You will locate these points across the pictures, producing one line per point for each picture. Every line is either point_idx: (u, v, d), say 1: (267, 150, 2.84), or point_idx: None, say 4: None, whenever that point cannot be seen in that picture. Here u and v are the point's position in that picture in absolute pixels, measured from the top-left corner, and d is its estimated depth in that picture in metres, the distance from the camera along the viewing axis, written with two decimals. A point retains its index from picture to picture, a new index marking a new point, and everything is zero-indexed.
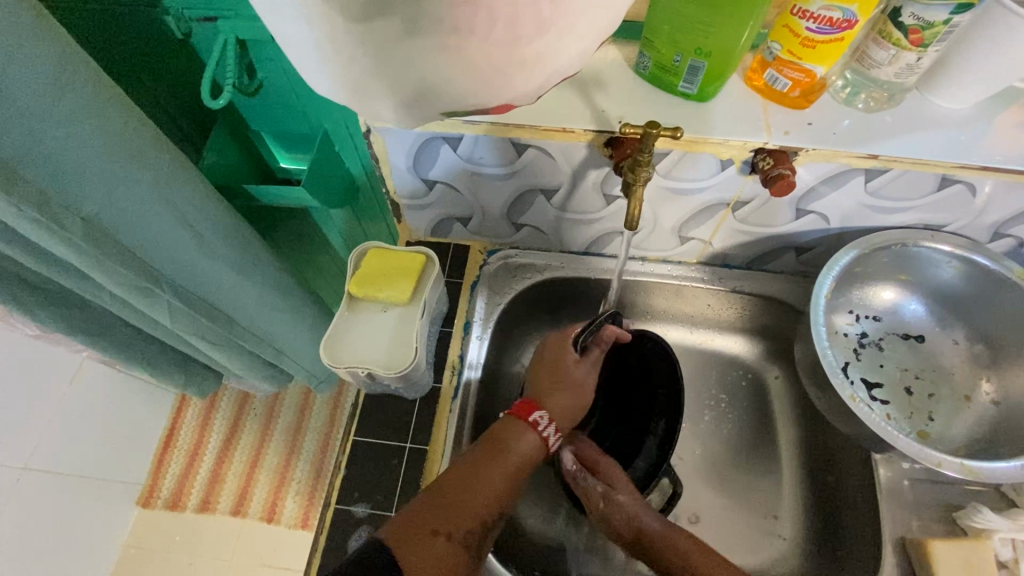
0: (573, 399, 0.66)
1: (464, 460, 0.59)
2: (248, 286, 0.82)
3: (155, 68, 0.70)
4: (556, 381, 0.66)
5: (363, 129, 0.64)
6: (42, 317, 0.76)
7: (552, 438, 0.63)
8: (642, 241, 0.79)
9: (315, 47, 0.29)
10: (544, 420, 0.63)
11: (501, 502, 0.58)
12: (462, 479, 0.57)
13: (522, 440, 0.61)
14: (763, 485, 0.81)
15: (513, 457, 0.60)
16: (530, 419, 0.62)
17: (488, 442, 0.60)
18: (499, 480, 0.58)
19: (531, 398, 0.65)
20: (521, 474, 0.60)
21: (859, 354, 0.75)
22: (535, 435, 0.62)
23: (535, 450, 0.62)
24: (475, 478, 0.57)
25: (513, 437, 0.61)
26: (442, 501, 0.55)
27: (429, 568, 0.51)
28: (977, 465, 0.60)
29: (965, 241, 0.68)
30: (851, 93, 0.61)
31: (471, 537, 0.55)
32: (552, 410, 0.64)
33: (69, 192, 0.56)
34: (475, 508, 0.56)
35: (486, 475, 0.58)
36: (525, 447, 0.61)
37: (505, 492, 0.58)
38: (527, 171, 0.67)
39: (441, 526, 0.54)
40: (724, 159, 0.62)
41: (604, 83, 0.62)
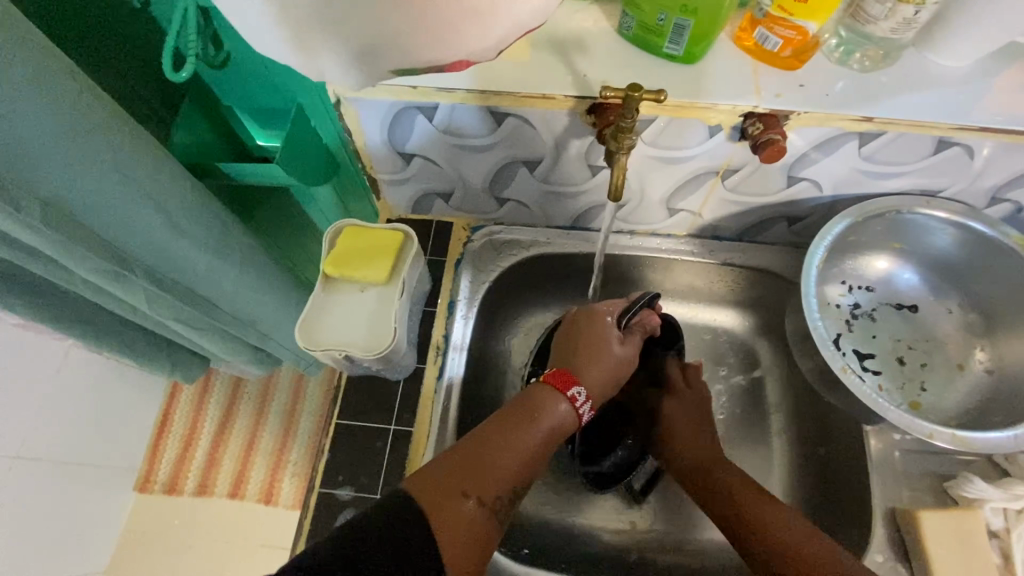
0: (608, 372, 0.62)
1: (493, 422, 0.55)
2: (227, 268, 0.80)
3: (116, 40, 0.67)
4: (590, 354, 0.62)
5: (333, 101, 0.61)
6: (15, 305, 0.73)
7: (586, 414, 0.59)
8: (630, 214, 0.76)
9: None
10: (582, 397, 0.59)
11: (530, 469, 0.54)
12: (492, 442, 0.53)
13: (555, 408, 0.57)
14: (754, 458, 0.80)
15: (547, 426, 0.56)
16: (566, 392, 0.59)
17: (520, 407, 0.56)
18: (531, 446, 0.54)
19: (569, 370, 0.61)
20: (553, 442, 0.57)
21: (852, 325, 0.73)
22: (569, 407, 0.58)
23: (569, 420, 0.58)
24: (506, 440, 0.53)
25: (546, 405, 0.57)
26: (471, 462, 0.51)
27: (455, 530, 0.47)
28: (969, 436, 0.59)
29: (961, 207, 0.66)
30: (845, 52, 0.58)
31: (499, 504, 0.51)
32: (587, 385, 0.61)
33: (23, 171, 0.53)
34: (507, 473, 0.52)
35: (518, 438, 0.54)
36: (557, 417, 0.57)
37: (535, 459, 0.55)
38: (508, 141, 0.65)
39: (470, 488, 0.50)
40: (712, 125, 0.59)
41: (585, 46, 0.59)
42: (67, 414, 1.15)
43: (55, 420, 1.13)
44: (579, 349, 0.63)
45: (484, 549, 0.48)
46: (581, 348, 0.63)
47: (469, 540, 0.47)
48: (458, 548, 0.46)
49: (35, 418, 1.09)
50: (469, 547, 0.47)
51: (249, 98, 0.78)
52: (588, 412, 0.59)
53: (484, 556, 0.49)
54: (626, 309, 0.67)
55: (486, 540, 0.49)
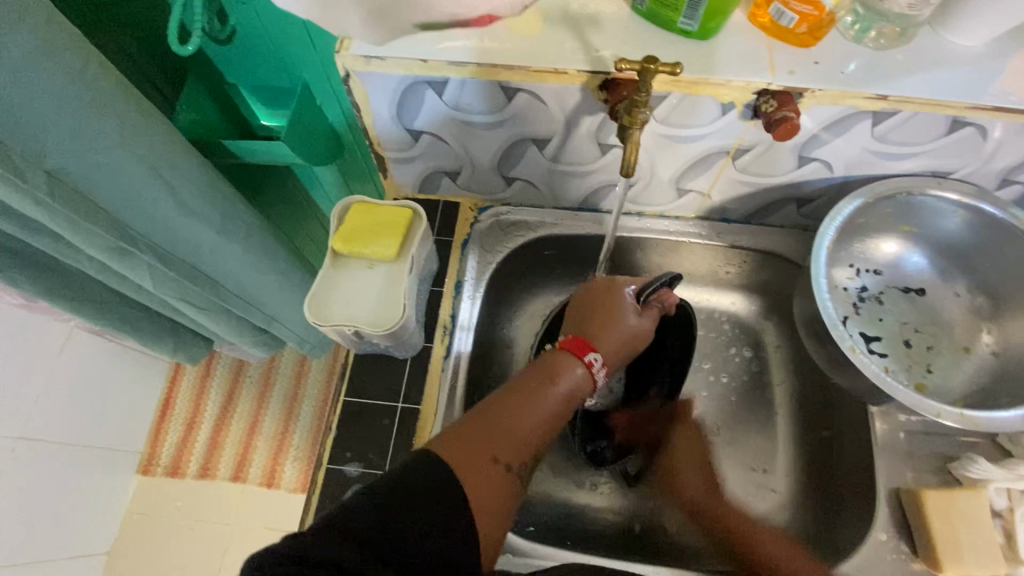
0: (623, 341, 0.62)
1: (513, 387, 0.55)
2: (233, 247, 0.79)
3: (120, 14, 0.66)
4: (605, 323, 0.62)
5: (341, 75, 0.60)
6: (20, 282, 0.73)
7: (601, 379, 0.60)
8: (639, 195, 0.76)
9: None
10: (599, 363, 0.59)
11: (550, 433, 0.55)
12: (514, 408, 0.53)
13: (573, 372, 0.58)
14: (757, 440, 0.81)
15: (566, 391, 0.57)
16: (584, 358, 0.59)
17: (538, 373, 0.57)
18: (552, 412, 0.55)
19: (586, 338, 0.61)
20: (571, 406, 0.57)
21: (859, 308, 0.73)
22: (586, 373, 0.58)
23: (587, 384, 0.58)
24: (527, 405, 0.54)
25: (564, 370, 0.58)
26: (494, 426, 0.52)
27: (485, 493, 0.47)
28: (977, 415, 0.60)
29: (972, 189, 0.65)
30: (861, 30, 0.57)
31: (523, 468, 0.52)
32: (603, 352, 0.61)
33: (29, 142, 0.52)
34: (530, 438, 0.53)
35: (539, 402, 0.54)
36: (575, 382, 0.58)
37: (555, 423, 0.56)
38: (517, 118, 0.64)
39: (497, 453, 0.50)
40: (725, 103, 0.58)
41: (598, 21, 0.58)
42: (69, 396, 1.15)
43: (58, 401, 1.13)
44: (595, 318, 0.63)
45: (509, 512, 0.50)
46: (597, 318, 0.63)
47: (498, 503, 0.48)
48: (488, 512, 0.47)
49: (39, 399, 1.09)
50: (497, 509, 0.48)
51: (253, 75, 0.76)
52: (604, 379, 0.60)
53: (510, 519, 0.50)
54: (646, 284, 0.66)
55: (512, 503, 0.50)
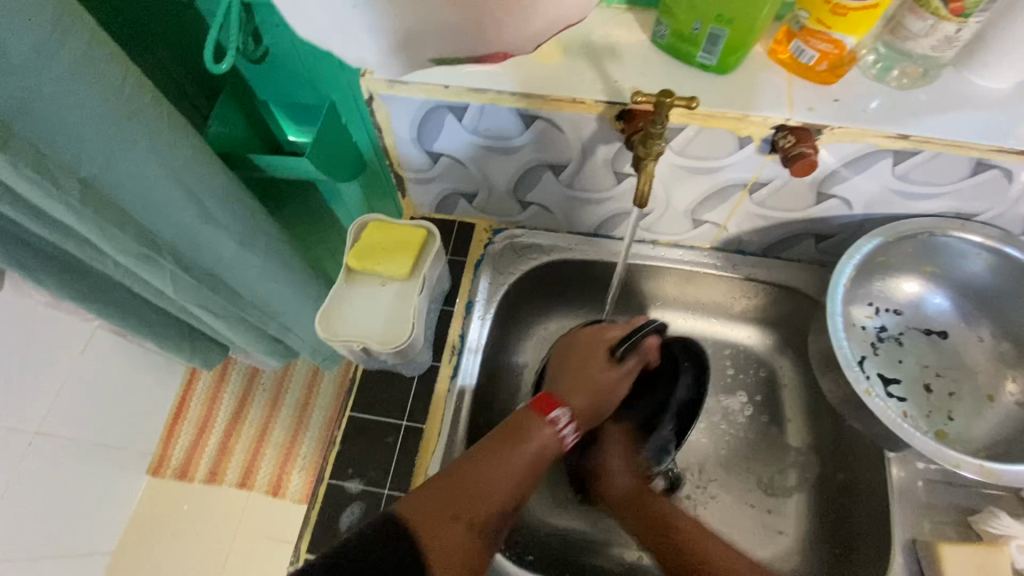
0: (592, 399, 0.62)
1: (480, 445, 0.55)
2: (252, 257, 0.81)
3: (161, 32, 0.69)
4: (576, 384, 0.63)
5: (365, 98, 0.62)
6: (48, 283, 0.76)
7: (570, 437, 0.59)
8: (653, 224, 0.76)
9: None
10: (564, 419, 0.59)
11: (519, 492, 0.54)
12: (476, 466, 0.53)
13: (541, 432, 0.57)
14: (768, 479, 0.78)
15: (532, 447, 0.56)
16: (550, 416, 0.59)
17: (506, 431, 0.57)
18: (521, 472, 0.54)
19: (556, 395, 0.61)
20: (541, 464, 0.56)
21: (877, 348, 0.72)
22: (552, 431, 0.57)
23: (555, 442, 0.58)
24: (491, 461, 0.53)
25: (537, 428, 0.58)
26: (458, 486, 0.51)
27: (444, 554, 0.46)
28: (997, 467, 0.57)
29: (998, 233, 0.64)
30: (882, 69, 0.57)
31: (489, 528, 0.51)
32: (574, 411, 0.61)
33: (67, 154, 0.55)
34: (494, 495, 0.52)
35: (505, 459, 0.54)
36: (544, 439, 0.57)
37: (525, 483, 0.55)
38: (535, 144, 0.65)
39: (459, 513, 0.49)
40: (743, 137, 0.58)
41: (618, 53, 0.59)
42: (87, 395, 1.18)
43: (76, 398, 1.15)
44: (571, 377, 0.63)
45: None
46: (572, 378, 0.64)
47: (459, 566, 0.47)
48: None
49: (56, 395, 1.11)
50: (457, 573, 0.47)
51: (283, 92, 0.79)
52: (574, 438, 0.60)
53: None
54: (626, 337, 0.66)
55: (475, 566, 0.48)
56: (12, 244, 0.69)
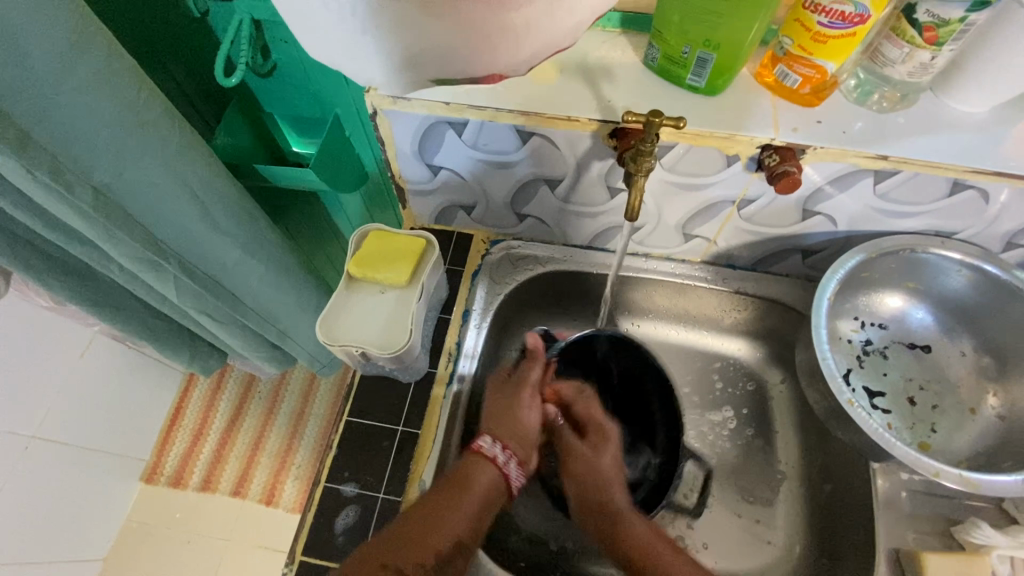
0: (520, 433, 0.67)
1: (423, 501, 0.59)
2: (254, 265, 0.83)
3: (173, 47, 0.72)
4: (508, 423, 0.67)
5: (369, 112, 0.64)
6: (54, 287, 0.77)
7: (514, 470, 0.63)
8: (646, 238, 0.78)
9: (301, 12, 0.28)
10: (488, 442, 0.64)
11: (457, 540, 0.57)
12: (412, 518, 0.57)
13: (480, 473, 0.62)
14: (757, 489, 0.80)
15: (473, 495, 0.60)
16: (479, 450, 0.64)
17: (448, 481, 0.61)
18: (458, 516, 0.58)
19: (488, 434, 0.65)
20: (484, 508, 0.60)
21: (863, 361, 0.73)
22: (491, 468, 0.62)
23: (498, 482, 0.62)
24: (431, 511, 0.58)
25: (472, 471, 0.62)
26: (395, 538, 0.55)
27: None
28: (977, 477, 0.59)
29: (976, 250, 0.66)
30: (863, 93, 0.60)
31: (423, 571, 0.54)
32: (507, 445, 0.65)
33: (81, 160, 0.57)
34: (430, 544, 0.56)
35: (443, 508, 0.58)
36: (483, 480, 0.61)
37: (466, 528, 0.58)
38: (531, 159, 0.67)
39: (390, 559, 0.53)
40: (731, 155, 0.61)
41: (612, 74, 0.62)
42: (85, 400, 1.18)
43: (73, 403, 1.16)
44: (501, 418, 0.67)
45: None
46: (504, 417, 0.68)
47: None
48: None
49: (54, 399, 1.11)
50: None
51: (289, 105, 0.82)
52: (513, 470, 0.63)
53: None
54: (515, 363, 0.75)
55: None
56: (22, 248, 0.70)
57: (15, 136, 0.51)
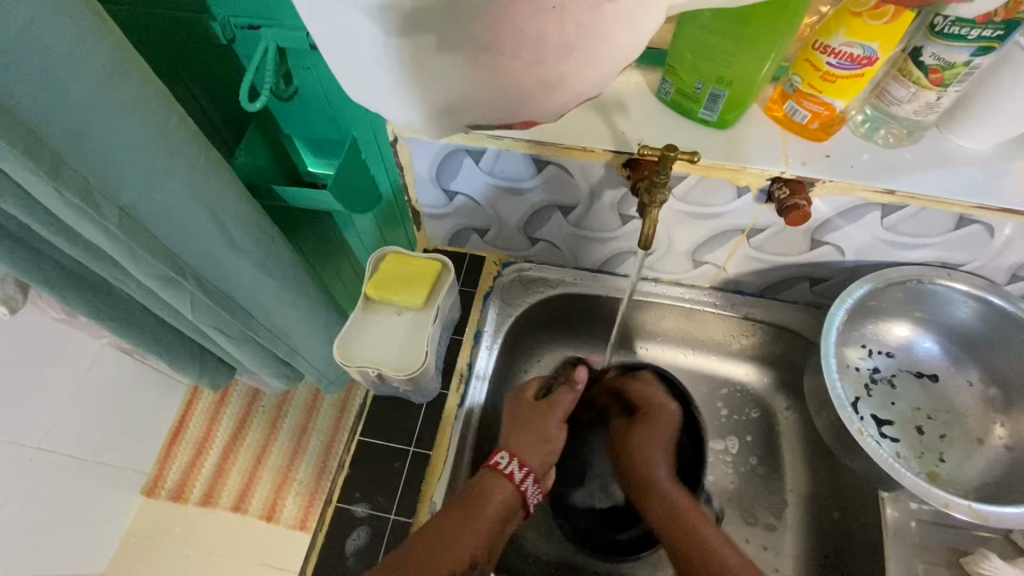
0: (542, 451, 0.67)
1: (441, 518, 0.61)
2: (269, 283, 0.84)
3: (200, 72, 0.74)
4: (525, 436, 0.66)
5: (390, 139, 0.66)
6: (72, 302, 0.79)
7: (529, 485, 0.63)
8: (656, 263, 0.80)
9: (341, 60, 0.30)
10: (504, 458, 0.64)
11: (470, 557, 0.58)
12: (428, 538, 0.58)
13: (494, 489, 0.62)
14: (764, 515, 0.80)
15: (488, 511, 0.61)
16: (495, 466, 0.64)
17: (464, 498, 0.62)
18: (470, 534, 0.59)
19: (505, 449, 0.66)
20: (500, 525, 0.61)
21: (870, 389, 0.74)
22: (506, 485, 0.63)
23: (513, 497, 0.62)
24: (447, 530, 0.59)
25: (487, 489, 0.62)
26: (410, 557, 0.57)
27: None
28: (985, 509, 0.59)
29: (982, 282, 0.67)
30: (870, 128, 0.61)
31: None
32: (523, 461, 0.65)
33: (110, 183, 0.59)
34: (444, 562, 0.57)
35: (457, 527, 0.59)
36: (497, 496, 0.62)
37: (479, 547, 0.59)
38: (546, 187, 0.69)
39: None
40: (741, 186, 0.63)
41: (625, 106, 0.64)
42: (91, 412, 1.19)
43: (79, 415, 1.16)
44: (517, 430, 0.67)
45: None
46: (524, 429, 0.68)
47: None
48: None
49: (61, 411, 1.12)
50: None
51: (308, 128, 0.84)
52: (530, 486, 0.64)
53: None
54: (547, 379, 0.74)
55: None
56: (44, 264, 0.72)
57: (50, 160, 0.53)
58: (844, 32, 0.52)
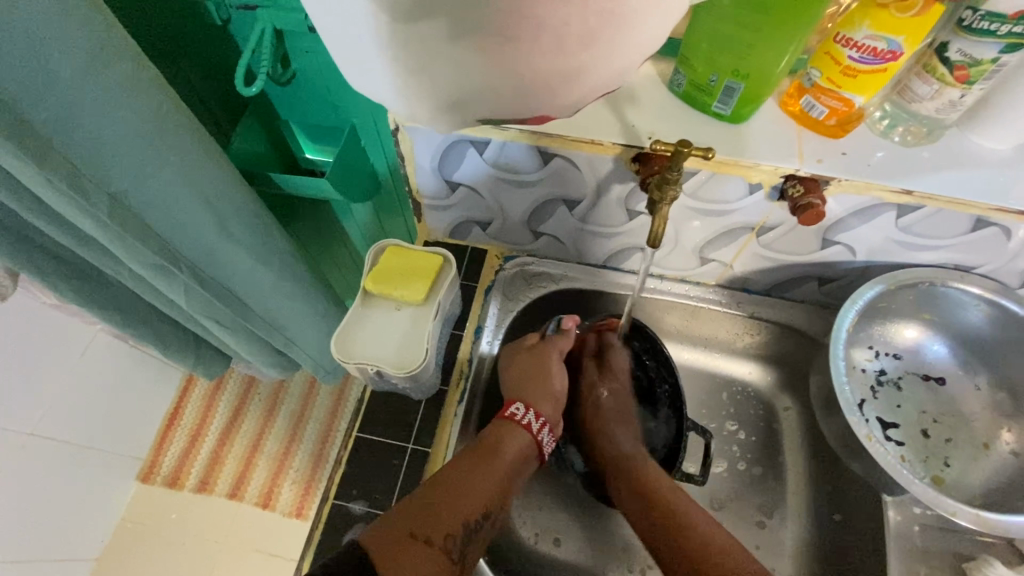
0: (551, 394, 0.70)
1: (458, 465, 0.61)
2: (266, 273, 0.82)
3: (194, 54, 0.72)
4: (538, 388, 0.69)
5: (391, 128, 0.64)
6: (62, 290, 0.77)
7: (544, 438, 0.68)
8: (662, 259, 0.78)
9: (345, 53, 0.28)
10: (522, 409, 0.67)
11: (488, 502, 0.60)
12: (446, 486, 0.59)
13: (512, 440, 0.65)
14: (767, 517, 0.79)
15: (510, 458, 0.63)
16: (514, 417, 0.66)
17: (483, 446, 0.63)
18: (486, 485, 0.60)
19: (520, 401, 0.68)
20: (517, 470, 0.64)
21: (877, 392, 0.73)
22: (526, 435, 0.66)
23: (528, 446, 0.66)
24: (464, 479, 0.60)
25: (503, 440, 0.65)
26: (426, 509, 0.56)
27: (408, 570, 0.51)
28: (992, 517, 0.59)
29: (996, 286, 0.66)
30: (889, 125, 0.59)
31: (450, 540, 0.55)
32: (538, 411, 0.69)
33: (101, 169, 0.56)
34: (461, 513, 0.57)
35: (476, 475, 0.60)
36: (516, 446, 0.65)
37: (493, 497, 0.61)
38: (551, 180, 0.67)
39: (419, 530, 0.54)
40: (753, 183, 0.61)
41: (635, 98, 0.62)
42: (85, 399, 1.17)
43: (74, 401, 1.15)
44: (529, 382, 0.69)
45: None
46: (533, 379, 0.70)
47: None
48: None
49: (56, 397, 1.10)
50: None
51: (307, 113, 0.81)
52: (547, 436, 0.68)
53: None
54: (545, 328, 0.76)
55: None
56: (33, 252, 0.70)
57: (37, 145, 0.50)
58: (868, 25, 0.50)
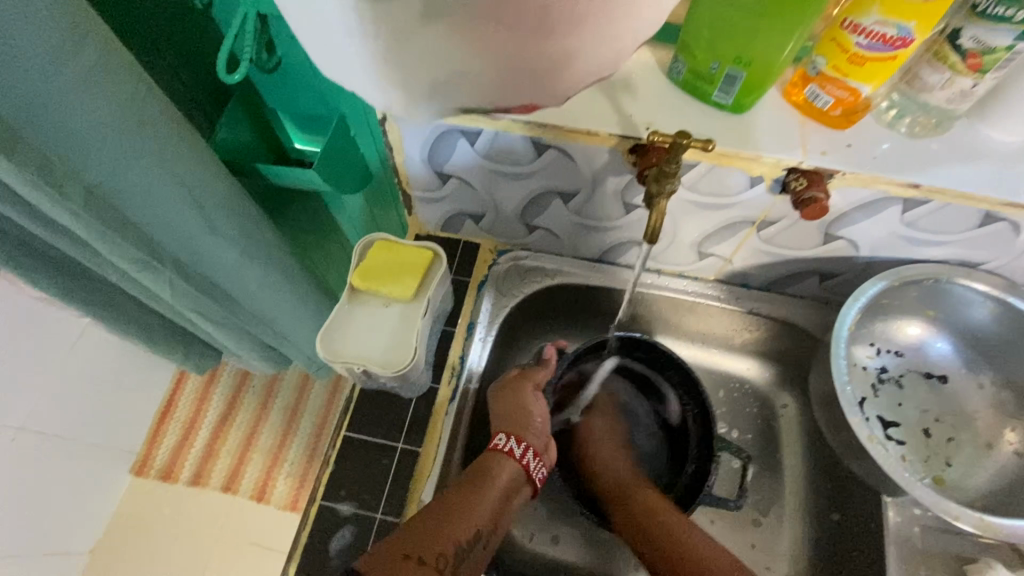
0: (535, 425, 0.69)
1: (451, 491, 0.60)
2: (253, 267, 0.80)
3: (174, 39, 0.69)
4: (522, 419, 0.68)
5: (379, 117, 0.62)
6: (44, 283, 0.74)
7: (531, 463, 0.66)
8: (660, 254, 0.76)
9: (315, 37, 0.26)
10: (506, 438, 0.65)
11: (482, 526, 0.58)
12: (436, 511, 0.57)
13: (502, 467, 0.64)
14: (763, 515, 0.78)
15: (502, 482, 0.63)
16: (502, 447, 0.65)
17: (474, 473, 0.63)
18: (479, 507, 0.59)
19: (503, 430, 0.66)
20: (509, 496, 0.63)
21: (878, 390, 0.72)
22: (513, 462, 0.64)
23: (519, 474, 0.64)
24: (457, 503, 0.59)
25: (492, 468, 0.64)
26: (418, 532, 0.55)
27: None
28: (996, 521, 0.57)
29: (1002, 283, 0.64)
30: (896, 115, 0.57)
31: (444, 558, 0.54)
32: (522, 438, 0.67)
33: (75, 162, 0.54)
34: (454, 534, 0.56)
35: (468, 497, 0.59)
36: (508, 473, 0.64)
37: (486, 519, 0.59)
38: (545, 172, 0.65)
39: (412, 550, 0.53)
40: (754, 176, 0.58)
41: (633, 87, 0.59)
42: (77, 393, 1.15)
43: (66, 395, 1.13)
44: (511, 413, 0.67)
45: None
46: (514, 409, 0.68)
47: None
48: None
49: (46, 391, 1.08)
50: None
51: (294, 101, 0.79)
52: (533, 461, 0.66)
53: None
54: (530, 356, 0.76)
55: None
56: (11, 245, 0.67)
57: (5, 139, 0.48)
58: (878, 9, 0.47)
